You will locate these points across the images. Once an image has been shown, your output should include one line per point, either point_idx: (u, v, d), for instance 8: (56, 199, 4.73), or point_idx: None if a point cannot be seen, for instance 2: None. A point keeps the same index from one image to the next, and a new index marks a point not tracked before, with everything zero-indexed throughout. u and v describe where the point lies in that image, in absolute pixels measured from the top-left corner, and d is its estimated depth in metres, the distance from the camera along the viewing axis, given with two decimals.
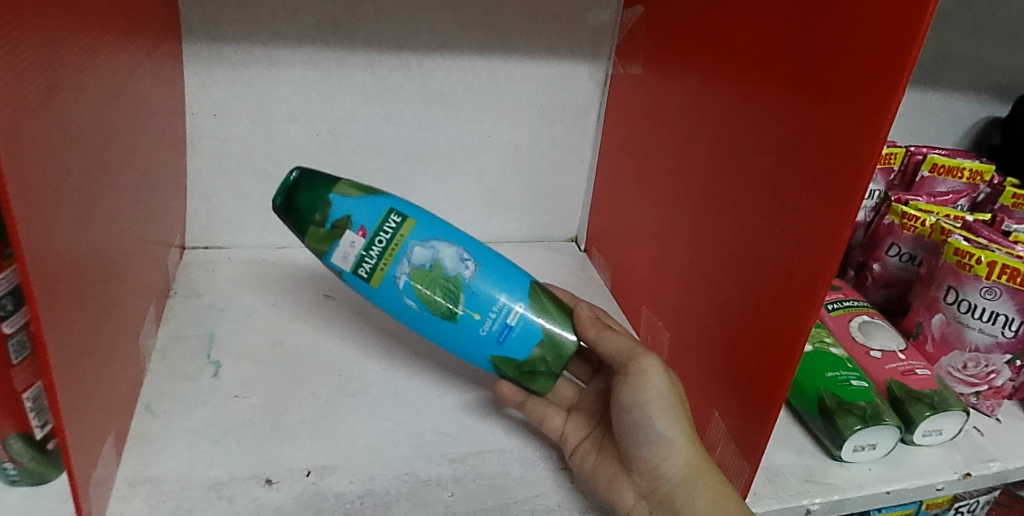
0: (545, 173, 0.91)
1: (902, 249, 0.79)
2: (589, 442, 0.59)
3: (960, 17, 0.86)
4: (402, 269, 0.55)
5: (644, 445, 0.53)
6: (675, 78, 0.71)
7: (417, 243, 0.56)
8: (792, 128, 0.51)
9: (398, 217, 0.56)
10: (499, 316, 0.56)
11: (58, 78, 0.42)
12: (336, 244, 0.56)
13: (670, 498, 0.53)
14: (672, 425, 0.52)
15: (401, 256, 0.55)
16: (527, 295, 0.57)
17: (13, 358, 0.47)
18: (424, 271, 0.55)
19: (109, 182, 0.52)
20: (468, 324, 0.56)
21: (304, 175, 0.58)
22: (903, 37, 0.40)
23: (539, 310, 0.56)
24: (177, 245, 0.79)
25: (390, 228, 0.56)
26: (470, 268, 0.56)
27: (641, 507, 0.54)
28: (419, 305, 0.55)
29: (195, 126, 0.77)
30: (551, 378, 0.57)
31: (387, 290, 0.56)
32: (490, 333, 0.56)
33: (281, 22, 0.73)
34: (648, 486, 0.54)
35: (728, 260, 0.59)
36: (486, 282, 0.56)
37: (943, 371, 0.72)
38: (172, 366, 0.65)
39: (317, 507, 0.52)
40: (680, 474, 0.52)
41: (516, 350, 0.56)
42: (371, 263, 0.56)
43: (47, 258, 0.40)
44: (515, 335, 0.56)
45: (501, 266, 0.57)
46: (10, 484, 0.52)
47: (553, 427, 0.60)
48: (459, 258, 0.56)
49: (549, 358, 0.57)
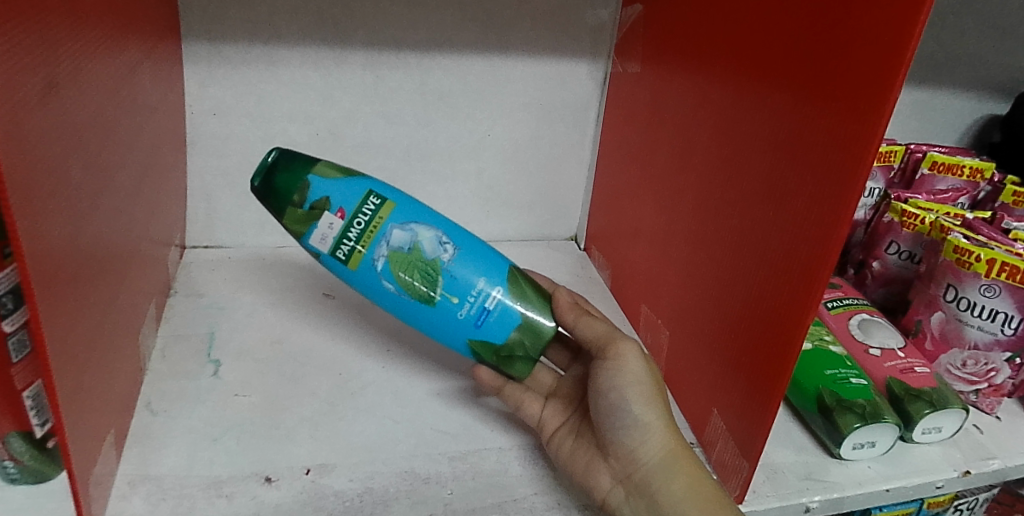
0: (545, 172, 0.91)
1: (902, 247, 0.79)
2: (566, 428, 0.59)
3: (959, 15, 0.86)
4: (381, 252, 0.54)
5: (620, 430, 0.54)
6: (673, 76, 0.71)
7: (396, 226, 0.54)
8: (791, 124, 0.50)
9: (377, 199, 0.55)
10: (477, 301, 0.55)
11: (58, 77, 0.42)
12: (314, 226, 0.55)
13: (645, 482, 0.53)
14: (647, 410, 0.52)
15: (380, 238, 0.54)
16: (505, 280, 0.56)
17: (12, 356, 0.47)
18: (403, 254, 0.54)
19: (108, 181, 0.52)
20: (445, 308, 0.55)
21: (284, 156, 0.57)
22: (900, 32, 0.40)
23: (518, 295, 0.55)
24: (177, 244, 0.80)
25: (369, 209, 0.54)
26: (448, 251, 0.55)
27: (617, 492, 0.54)
28: (396, 288, 0.54)
29: (195, 125, 0.77)
30: (528, 363, 0.57)
31: (364, 273, 0.54)
32: (468, 317, 0.55)
33: (280, 21, 0.73)
34: (624, 470, 0.54)
35: (728, 256, 0.59)
36: (465, 266, 0.55)
37: (943, 369, 0.72)
38: (172, 364, 0.65)
39: (316, 506, 0.52)
40: (656, 458, 0.53)
41: (494, 334, 0.55)
42: (349, 245, 0.54)
43: (46, 255, 0.40)
44: (493, 319, 0.55)
45: (479, 250, 0.56)
46: (11, 482, 0.52)
47: (530, 413, 0.61)
48: (438, 241, 0.55)
49: (528, 342, 0.56)
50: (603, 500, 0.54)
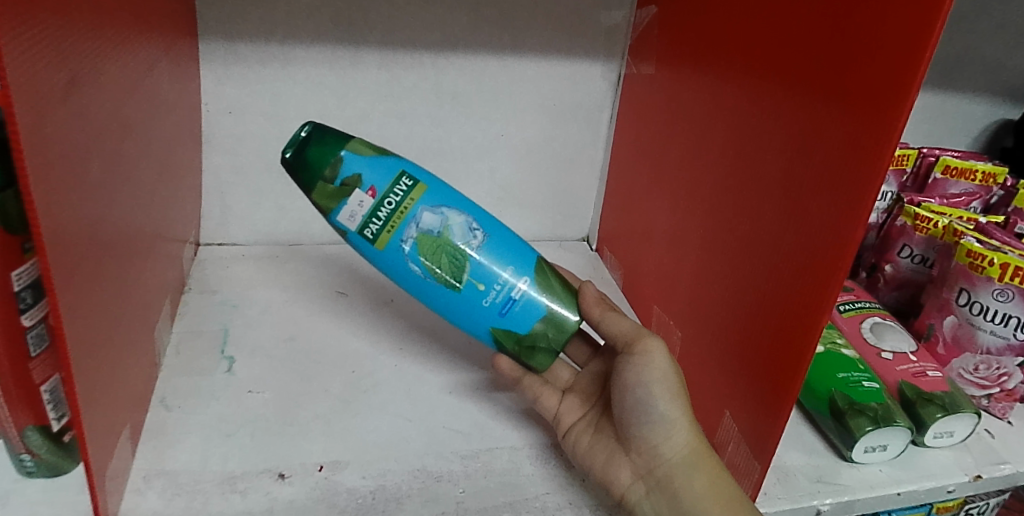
0: (558, 173, 0.91)
1: (914, 250, 0.79)
2: (585, 422, 0.59)
3: (973, 19, 0.86)
4: (409, 234, 0.54)
5: (644, 425, 0.54)
6: (688, 78, 0.71)
7: (427, 208, 0.54)
8: (804, 127, 0.51)
9: (409, 181, 0.54)
10: (503, 290, 0.55)
11: (81, 73, 0.43)
12: (343, 202, 0.54)
13: (668, 478, 0.53)
14: (673, 406, 0.52)
15: (409, 221, 0.54)
16: (532, 270, 0.56)
17: (31, 350, 0.48)
18: (431, 237, 0.54)
19: (126, 176, 0.52)
20: (471, 294, 0.55)
21: (317, 131, 0.55)
22: (917, 38, 0.40)
23: (544, 287, 0.56)
24: (191, 241, 0.80)
25: (400, 191, 0.54)
26: (478, 238, 0.55)
27: (637, 487, 0.54)
28: (422, 271, 0.54)
29: (210, 123, 0.77)
30: (549, 355, 0.57)
31: (391, 254, 0.54)
32: (493, 305, 0.55)
33: (296, 21, 0.74)
34: (646, 465, 0.54)
35: (740, 258, 0.59)
36: (493, 254, 0.55)
37: (954, 373, 0.72)
38: (187, 360, 0.66)
39: (329, 503, 0.52)
40: (679, 456, 0.53)
41: (518, 323, 0.55)
42: (378, 225, 0.54)
43: (67, 250, 0.40)
44: (518, 309, 0.55)
45: (508, 240, 0.56)
46: (28, 475, 0.53)
47: (548, 406, 0.61)
48: (468, 227, 0.55)
49: (551, 334, 0.56)
50: (622, 495, 0.55)
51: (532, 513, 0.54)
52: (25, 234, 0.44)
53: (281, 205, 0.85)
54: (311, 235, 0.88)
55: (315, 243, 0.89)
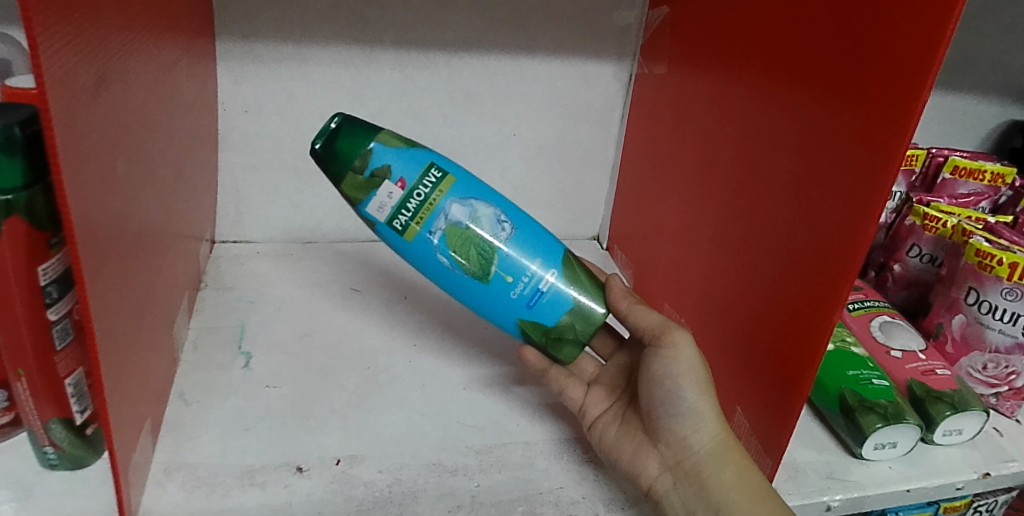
0: (568, 172, 0.92)
1: (924, 250, 0.80)
2: (611, 414, 0.60)
3: (982, 20, 0.86)
4: (437, 227, 0.54)
5: (672, 417, 0.54)
6: (699, 78, 0.71)
7: (455, 201, 0.55)
8: (816, 125, 0.51)
9: (438, 173, 0.55)
10: (531, 282, 0.56)
11: (108, 71, 0.44)
12: (373, 194, 0.54)
13: (696, 470, 0.54)
14: (701, 400, 0.53)
15: (437, 213, 0.54)
16: (559, 263, 0.57)
17: (57, 343, 0.48)
18: (460, 229, 0.54)
19: (150, 173, 0.53)
20: (500, 286, 0.55)
21: (347, 122, 0.55)
22: (928, 39, 0.40)
23: (571, 280, 0.56)
24: (207, 238, 0.81)
25: (429, 184, 0.55)
26: (506, 231, 0.55)
27: (665, 479, 0.55)
28: (451, 263, 0.55)
29: (227, 122, 0.78)
30: (576, 347, 0.58)
31: (419, 246, 0.55)
32: (521, 297, 0.56)
33: (312, 22, 0.74)
34: (673, 457, 0.55)
35: (750, 255, 0.60)
36: (521, 247, 0.56)
37: (963, 372, 0.72)
38: (205, 356, 0.67)
39: (347, 496, 0.53)
40: (707, 448, 0.53)
41: (545, 316, 0.56)
42: (406, 217, 0.54)
43: (95, 246, 0.41)
44: (545, 302, 0.56)
45: (537, 232, 0.57)
46: (50, 467, 0.54)
47: (574, 397, 0.62)
48: (497, 220, 0.55)
49: (578, 327, 0.57)
50: (649, 487, 0.55)
51: (546, 507, 0.54)
52: (54, 229, 0.45)
53: (295, 203, 0.86)
54: (324, 233, 0.89)
55: (329, 241, 0.89)
